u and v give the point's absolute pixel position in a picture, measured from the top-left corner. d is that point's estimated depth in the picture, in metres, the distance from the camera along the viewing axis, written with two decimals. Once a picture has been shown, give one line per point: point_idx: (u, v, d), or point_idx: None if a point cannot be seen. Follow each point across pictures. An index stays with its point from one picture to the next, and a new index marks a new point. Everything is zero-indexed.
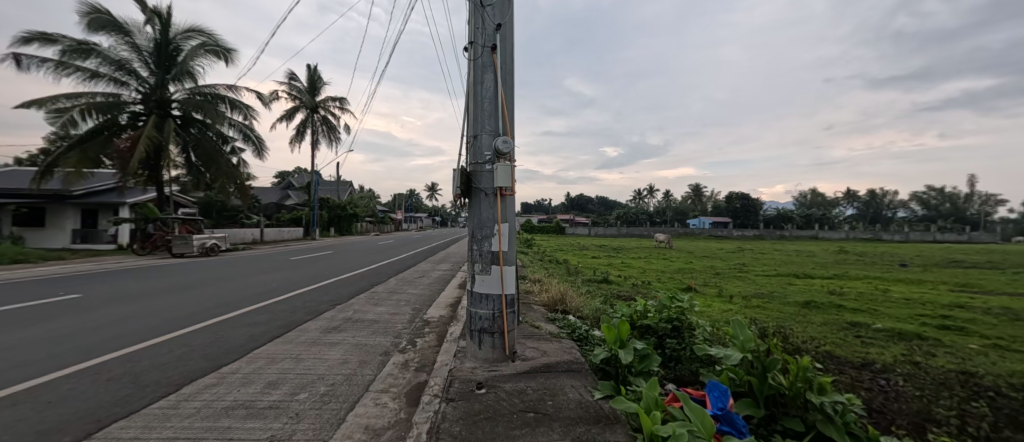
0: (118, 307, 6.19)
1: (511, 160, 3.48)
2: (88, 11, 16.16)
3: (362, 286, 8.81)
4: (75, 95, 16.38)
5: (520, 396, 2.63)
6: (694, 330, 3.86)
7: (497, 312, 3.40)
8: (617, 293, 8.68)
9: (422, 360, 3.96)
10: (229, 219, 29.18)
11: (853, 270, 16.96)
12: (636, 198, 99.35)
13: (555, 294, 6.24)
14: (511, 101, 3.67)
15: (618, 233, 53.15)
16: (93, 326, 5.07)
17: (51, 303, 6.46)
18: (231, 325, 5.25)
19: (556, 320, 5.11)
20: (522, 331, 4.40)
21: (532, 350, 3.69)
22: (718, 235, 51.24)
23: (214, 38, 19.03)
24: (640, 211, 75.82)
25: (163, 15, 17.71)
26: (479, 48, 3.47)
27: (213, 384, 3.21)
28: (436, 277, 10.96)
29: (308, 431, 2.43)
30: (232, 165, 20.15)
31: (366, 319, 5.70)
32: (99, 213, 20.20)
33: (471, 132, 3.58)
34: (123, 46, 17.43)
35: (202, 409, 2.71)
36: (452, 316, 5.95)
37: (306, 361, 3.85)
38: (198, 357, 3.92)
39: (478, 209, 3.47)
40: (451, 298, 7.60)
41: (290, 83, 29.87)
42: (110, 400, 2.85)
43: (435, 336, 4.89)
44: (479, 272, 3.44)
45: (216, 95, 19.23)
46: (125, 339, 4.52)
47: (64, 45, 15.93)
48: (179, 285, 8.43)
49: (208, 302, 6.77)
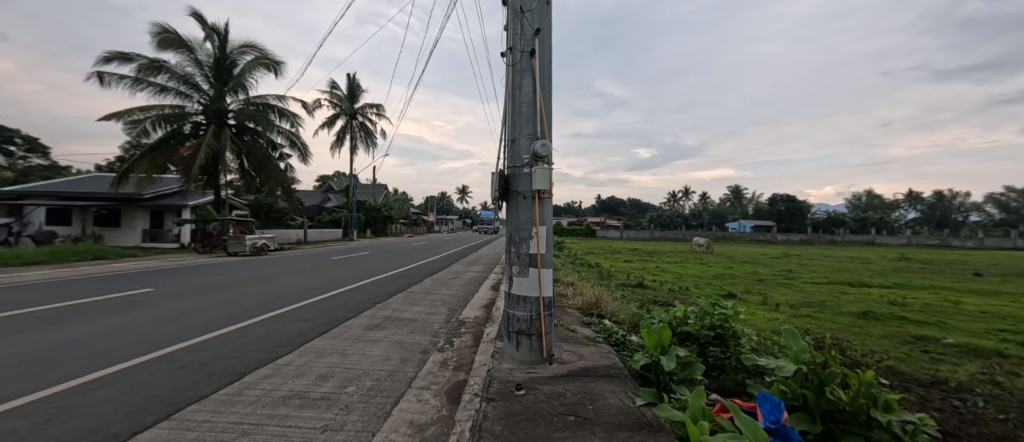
0: (183, 301, 6.77)
1: (549, 163, 3.52)
2: (159, 31, 17.95)
3: (399, 285, 9.11)
4: (147, 107, 18.08)
5: (559, 398, 2.63)
6: (739, 339, 3.73)
7: (534, 314, 3.43)
8: (653, 298, 8.41)
9: (460, 360, 4.03)
10: (276, 220, 31.20)
11: (916, 279, 15.63)
12: (670, 200, 96.08)
13: (590, 298, 6.17)
14: (550, 104, 3.69)
15: (651, 236, 51.77)
16: (166, 318, 5.58)
17: (127, 296, 7.19)
18: (283, 320, 5.62)
19: (592, 324, 5.05)
20: (558, 335, 4.38)
21: (569, 353, 3.69)
22: (759, 239, 48.68)
23: (265, 52, 20.39)
24: (675, 214, 73.28)
25: (221, 32, 19.23)
26: (517, 53, 3.53)
27: (270, 374, 3.46)
28: (469, 278, 11.15)
29: (357, 422, 2.57)
30: (280, 169, 21.47)
31: (404, 318, 5.88)
32: (164, 214, 22.15)
33: (509, 135, 3.64)
34: (187, 62, 19.08)
35: (263, 397, 2.92)
36: (487, 317, 6.02)
37: (351, 356, 4.05)
38: (255, 349, 4.21)
39: (517, 212, 3.51)
40: (485, 299, 7.71)
41: (331, 92, 31.29)
42: (183, 386, 3.13)
43: (471, 336, 4.98)
44: (517, 273, 3.48)
45: (267, 105, 20.62)
46: (191, 330, 4.96)
47: (138, 63, 17.69)
48: (234, 282, 9.08)
49: (260, 297, 7.27)
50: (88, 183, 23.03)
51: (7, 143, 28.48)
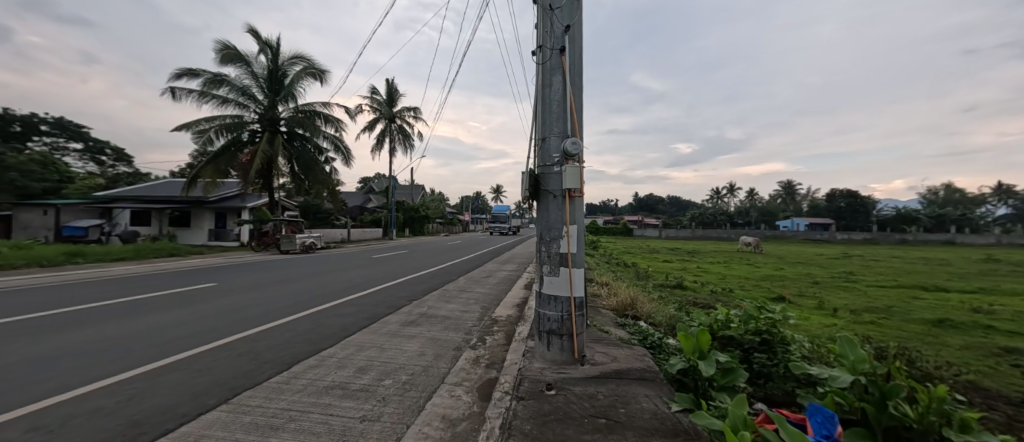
0: (240, 296, 7.39)
1: (580, 161, 3.47)
2: (220, 48, 19.63)
3: (434, 283, 9.36)
4: (212, 117, 19.83)
5: (591, 400, 2.59)
6: (787, 346, 3.49)
7: (565, 314, 3.40)
8: (693, 300, 8.02)
9: (491, 358, 4.07)
10: (322, 220, 33.14)
11: (1005, 283, 13.79)
12: (713, 197, 91.23)
13: (625, 298, 5.99)
14: (580, 102, 3.63)
15: (693, 235, 49.45)
16: (225, 311, 6.11)
17: (194, 290, 7.96)
18: (327, 314, 5.97)
19: (626, 326, 4.93)
20: (590, 336, 4.31)
21: (601, 354, 3.61)
22: (814, 238, 44.99)
23: (312, 62, 21.72)
24: (719, 211, 69.53)
25: (273, 46, 20.73)
26: (547, 51, 3.51)
27: (315, 365, 3.69)
28: (502, 276, 11.23)
29: (393, 414, 2.67)
30: (326, 172, 22.76)
31: (439, 315, 6.05)
32: (227, 215, 24.26)
33: (539, 134, 3.62)
34: (245, 75, 20.72)
35: (308, 386, 3.13)
36: (520, 316, 6.04)
37: (388, 350, 4.22)
38: (303, 341, 4.52)
39: (547, 211, 3.49)
40: (518, 298, 7.73)
41: (371, 97, 32.72)
42: (240, 373, 3.43)
43: (503, 334, 5.02)
44: (548, 273, 3.46)
45: (314, 113, 21.95)
46: (248, 322, 5.41)
47: (204, 77, 19.46)
48: (285, 279, 9.77)
49: (308, 293, 7.78)
50: (163, 188, 25.69)
51: (99, 155, 32.48)
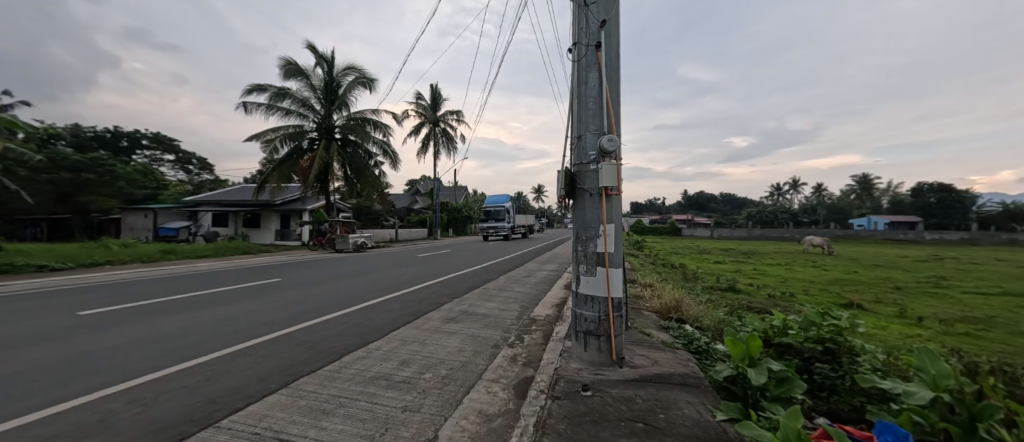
0: (300, 290, 8.07)
1: (617, 159, 3.38)
2: (284, 64, 21.48)
3: (475, 282, 9.55)
4: (277, 128, 21.76)
5: (628, 403, 2.52)
6: (857, 356, 3.15)
7: (603, 315, 3.33)
8: (747, 304, 7.44)
9: (529, 356, 4.09)
10: (373, 221, 35.09)
11: None
12: (773, 193, 84.20)
13: (669, 300, 5.72)
14: (617, 98, 3.54)
15: (749, 235, 46.05)
16: (286, 304, 6.69)
17: (262, 284, 8.82)
18: (375, 309, 6.32)
19: (670, 329, 4.71)
20: (631, 338, 4.18)
21: (641, 357, 3.49)
22: (896, 239, 39.92)
23: (363, 72, 23.11)
24: (780, 209, 63.94)
25: (328, 59, 22.30)
26: (582, 48, 3.46)
27: (363, 356, 3.93)
28: (542, 276, 11.21)
29: (432, 406, 2.79)
30: (375, 175, 24.07)
31: (478, 313, 6.17)
32: (291, 217, 26.56)
33: (575, 132, 3.59)
34: (304, 87, 22.50)
35: (356, 376, 3.35)
36: (558, 316, 6.00)
37: (430, 345, 4.39)
38: (353, 334, 4.84)
39: (583, 210, 3.45)
40: (557, 298, 7.67)
41: (416, 103, 34.07)
42: (299, 360, 3.77)
43: (541, 333, 5.02)
44: (585, 273, 3.42)
45: (364, 119, 23.35)
46: (305, 315, 5.91)
47: (270, 92, 21.42)
48: (338, 275, 10.52)
49: (358, 289, 8.30)
50: (238, 192, 28.62)
51: (187, 165, 37.01)
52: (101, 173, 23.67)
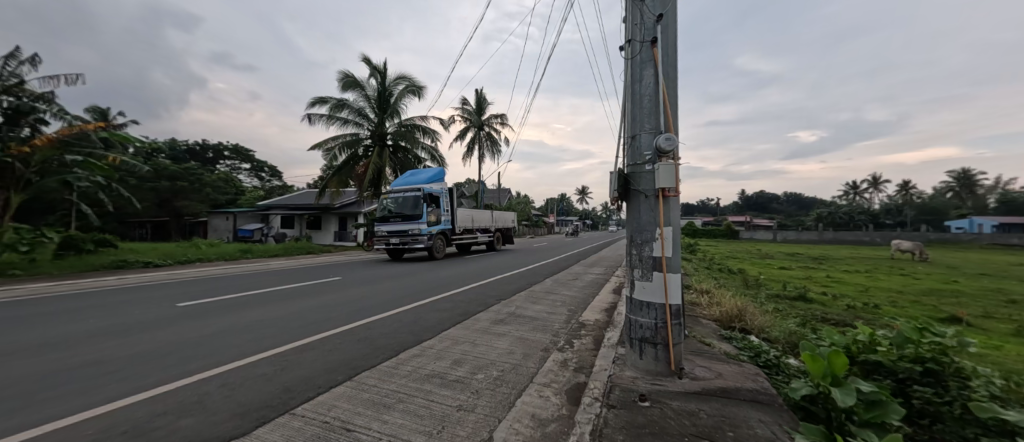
0: (357, 289, 8.59)
1: (675, 158, 3.21)
2: (342, 77, 23.09)
3: (521, 284, 9.57)
4: (336, 137, 23.42)
5: (691, 418, 2.37)
6: (967, 382, 2.73)
7: (660, 322, 3.17)
8: (821, 315, 6.73)
9: (580, 362, 4.01)
10: None
11: None
12: (848, 192, 75.69)
13: (731, 308, 5.33)
14: (675, 95, 3.37)
15: (818, 239, 41.79)
16: (346, 301, 7.15)
17: (324, 282, 9.51)
18: (426, 309, 6.55)
19: (733, 339, 4.39)
20: (689, 347, 3.95)
21: (703, 369, 3.28)
22: (1009, 244, 34.03)
23: (412, 80, 24.19)
24: (857, 210, 57.21)
25: (381, 70, 23.63)
26: (637, 44, 3.35)
27: (419, 354, 4.08)
28: (589, 280, 10.97)
29: (486, 407, 2.82)
30: None
31: (526, 316, 6.18)
32: (348, 220, 28.48)
33: (628, 132, 3.48)
34: (360, 97, 24.02)
35: (412, 373, 3.48)
36: (608, 321, 5.83)
37: (480, 346, 4.46)
38: (407, 332, 5.06)
39: (638, 212, 3.32)
40: (606, 303, 7.45)
41: (462, 108, 34.96)
42: (362, 354, 4.02)
43: (592, 339, 4.90)
44: (640, 278, 3.29)
45: (414, 126, 24.42)
46: (363, 312, 6.27)
47: (331, 103, 23.12)
48: (391, 275, 11.05)
49: (410, 288, 8.66)
50: (302, 197, 31.23)
51: (261, 172, 41.10)
52: (193, 182, 27.31)
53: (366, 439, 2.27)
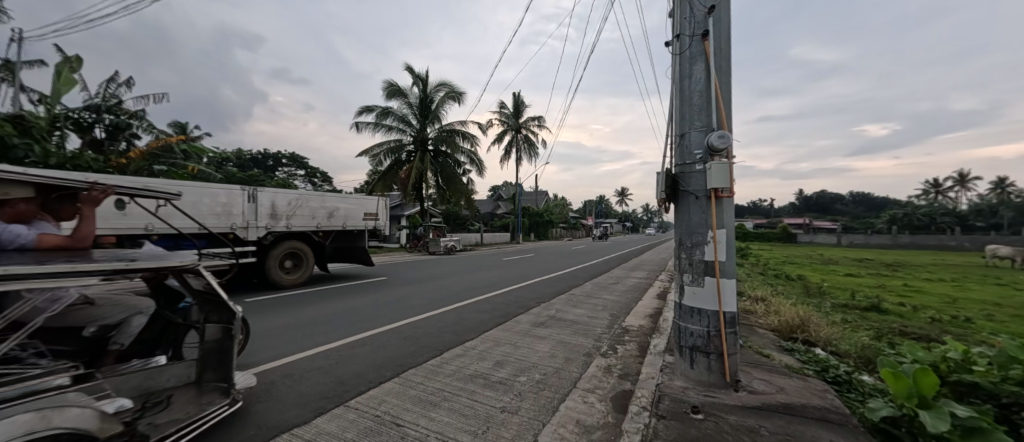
0: (401, 289, 8.91)
1: (728, 156, 3.04)
2: (387, 86, 24.20)
3: (561, 287, 9.45)
4: (381, 143, 24.55)
5: (751, 434, 2.22)
6: None
7: (713, 330, 3.01)
8: (899, 328, 6.02)
9: (625, 368, 3.88)
10: (461, 225, 37.35)
11: None
12: (928, 191, 67.52)
13: (792, 318, 4.92)
14: (729, 90, 3.20)
15: (892, 243, 37.60)
16: (391, 301, 7.43)
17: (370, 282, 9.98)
18: (466, 310, 6.65)
19: (795, 352, 4.06)
20: (745, 358, 3.70)
21: (762, 382, 3.05)
22: None
23: (452, 86, 24.84)
24: (940, 211, 50.85)
25: (423, 78, 24.48)
26: (685, 39, 3.23)
27: (461, 354, 4.16)
28: (631, 284, 10.62)
29: (530, 410, 2.81)
30: (463, 183, 25.60)
31: (567, 319, 6.09)
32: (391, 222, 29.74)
33: (677, 131, 3.34)
34: (403, 105, 25.03)
35: (456, 372, 3.55)
36: (654, 327, 5.60)
37: (521, 348, 4.46)
38: (449, 331, 5.17)
39: (688, 213, 3.18)
40: (651, 308, 7.17)
41: (500, 112, 35.35)
42: (408, 351, 4.17)
43: (636, 345, 4.73)
44: (690, 283, 3.13)
45: (454, 131, 25.06)
46: (408, 311, 6.50)
47: (377, 112, 24.29)
48: (432, 276, 11.36)
49: (451, 290, 8.85)
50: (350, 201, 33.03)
51: (314, 178, 44.05)
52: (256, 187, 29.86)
53: (415, 435, 2.35)
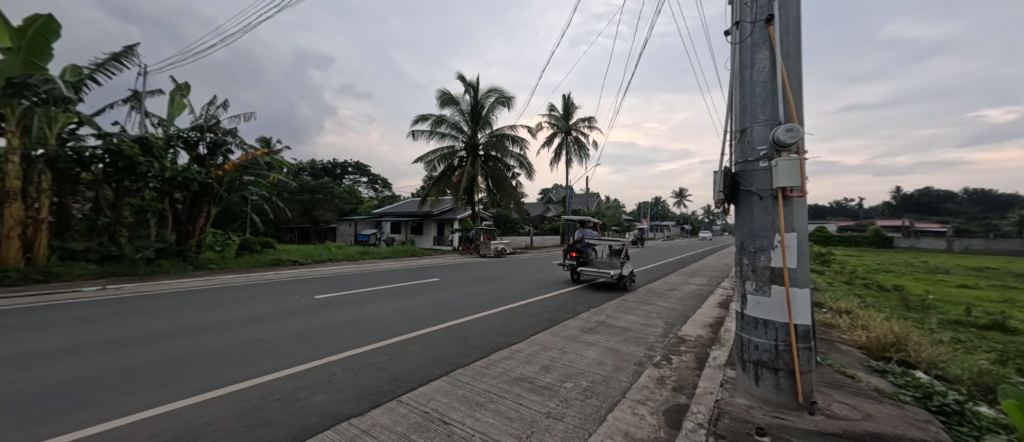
0: (452, 290, 9.19)
1: (798, 152, 2.73)
2: (441, 95, 25.26)
3: (612, 292, 9.13)
4: (435, 150, 25.63)
5: None
6: None
7: (782, 344, 2.71)
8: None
9: (681, 381, 3.64)
10: (511, 228, 37.73)
11: None
12: None
13: (885, 335, 4.25)
14: (798, 78, 2.89)
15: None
16: (442, 301, 7.71)
17: (423, 283, 10.45)
18: (514, 313, 6.68)
19: (888, 373, 3.51)
20: (823, 378, 3.29)
21: (844, 406, 2.68)
22: None
23: (502, 92, 25.26)
24: None
25: (474, 85, 25.21)
26: (747, 26, 2.98)
27: (508, 357, 4.18)
28: (690, 291, 9.96)
29: (575, 418, 2.74)
30: (513, 186, 25.88)
31: (618, 326, 5.87)
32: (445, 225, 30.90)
33: (737, 126, 3.09)
34: (455, 112, 25.92)
35: (503, 374, 3.58)
36: (714, 338, 5.20)
37: (569, 354, 4.38)
38: (496, 334, 5.22)
39: (750, 215, 2.91)
40: (711, 317, 6.66)
41: (549, 114, 35.21)
42: (456, 351, 4.29)
43: (694, 357, 4.42)
44: (754, 292, 2.86)
45: (503, 135, 25.44)
46: (457, 312, 6.69)
47: (431, 120, 25.44)
48: (482, 278, 11.59)
49: (499, 292, 8.97)
50: (407, 205, 34.87)
51: (375, 184, 47.22)
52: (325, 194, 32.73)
53: (461, 434, 2.40)
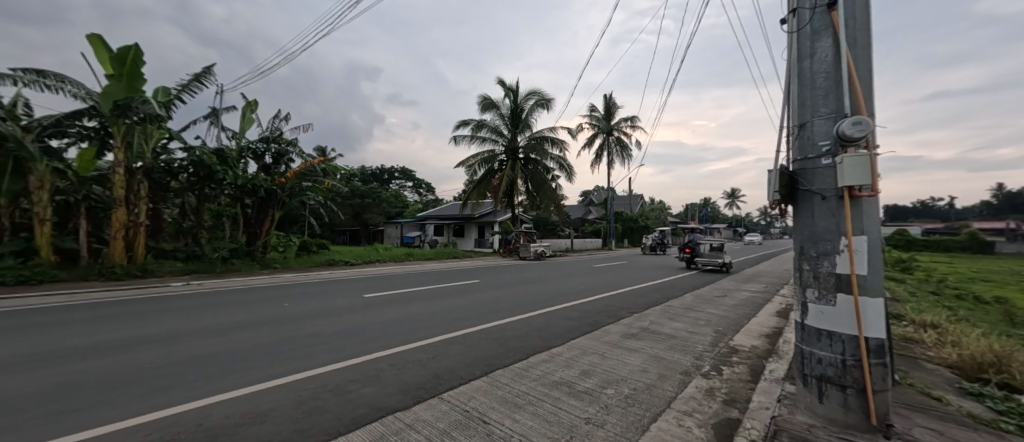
0: (492, 292, 9.33)
1: (868, 147, 2.48)
2: (482, 100, 25.77)
3: (656, 297, 8.78)
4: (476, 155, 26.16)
5: None
6: None
7: (851, 359, 2.45)
8: None
9: (732, 394, 3.42)
10: (551, 231, 37.50)
11: None
12: None
13: (982, 352, 3.69)
14: (868, 66, 2.62)
15: None
16: (482, 302, 7.85)
17: (465, 284, 10.71)
18: (553, 316, 6.64)
19: (984, 397, 3.06)
20: (902, 399, 2.93)
21: (929, 432, 2.36)
22: None
23: (542, 94, 25.26)
24: None
25: (514, 89, 25.44)
26: (805, 13, 2.76)
27: (547, 360, 4.17)
28: (743, 298, 9.32)
29: (616, 425, 2.67)
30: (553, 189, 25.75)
31: (662, 332, 5.64)
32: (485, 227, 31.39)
33: (795, 120, 2.87)
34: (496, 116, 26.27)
35: (542, 377, 3.58)
36: (771, 350, 4.82)
37: (610, 360, 4.27)
38: (535, 336, 5.23)
39: (811, 217, 2.69)
40: (767, 327, 6.18)
41: (590, 115, 34.63)
42: (496, 352, 4.35)
43: (747, 368, 4.13)
44: (816, 300, 2.63)
45: (543, 138, 25.42)
46: (497, 313, 6.79)
47: (472, 125, 26.01)
48: (522, 281, 11.64)
49: (538, 294, 8.96)
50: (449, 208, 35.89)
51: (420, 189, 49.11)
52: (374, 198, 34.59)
53: (500, 434, 2.43)
